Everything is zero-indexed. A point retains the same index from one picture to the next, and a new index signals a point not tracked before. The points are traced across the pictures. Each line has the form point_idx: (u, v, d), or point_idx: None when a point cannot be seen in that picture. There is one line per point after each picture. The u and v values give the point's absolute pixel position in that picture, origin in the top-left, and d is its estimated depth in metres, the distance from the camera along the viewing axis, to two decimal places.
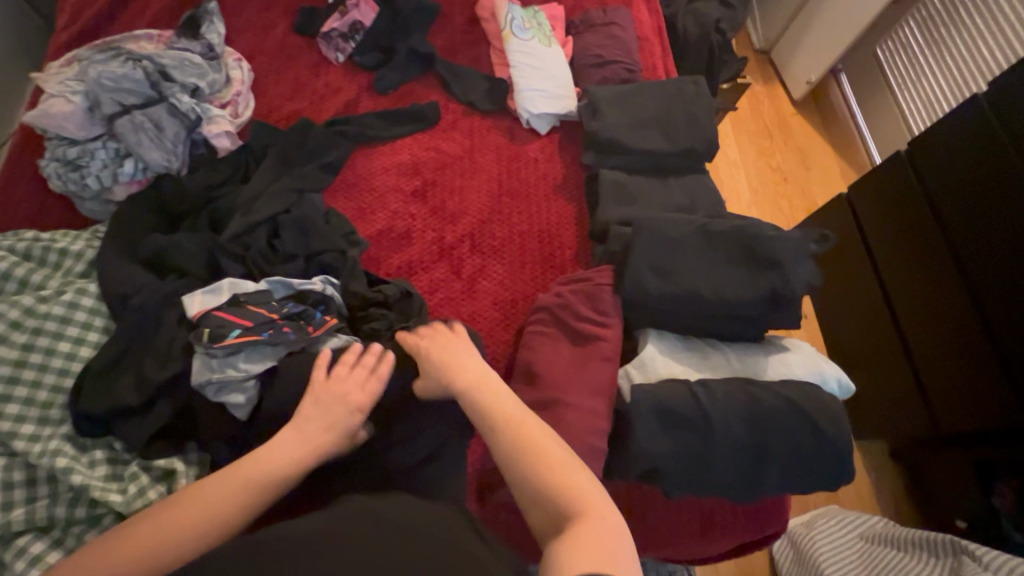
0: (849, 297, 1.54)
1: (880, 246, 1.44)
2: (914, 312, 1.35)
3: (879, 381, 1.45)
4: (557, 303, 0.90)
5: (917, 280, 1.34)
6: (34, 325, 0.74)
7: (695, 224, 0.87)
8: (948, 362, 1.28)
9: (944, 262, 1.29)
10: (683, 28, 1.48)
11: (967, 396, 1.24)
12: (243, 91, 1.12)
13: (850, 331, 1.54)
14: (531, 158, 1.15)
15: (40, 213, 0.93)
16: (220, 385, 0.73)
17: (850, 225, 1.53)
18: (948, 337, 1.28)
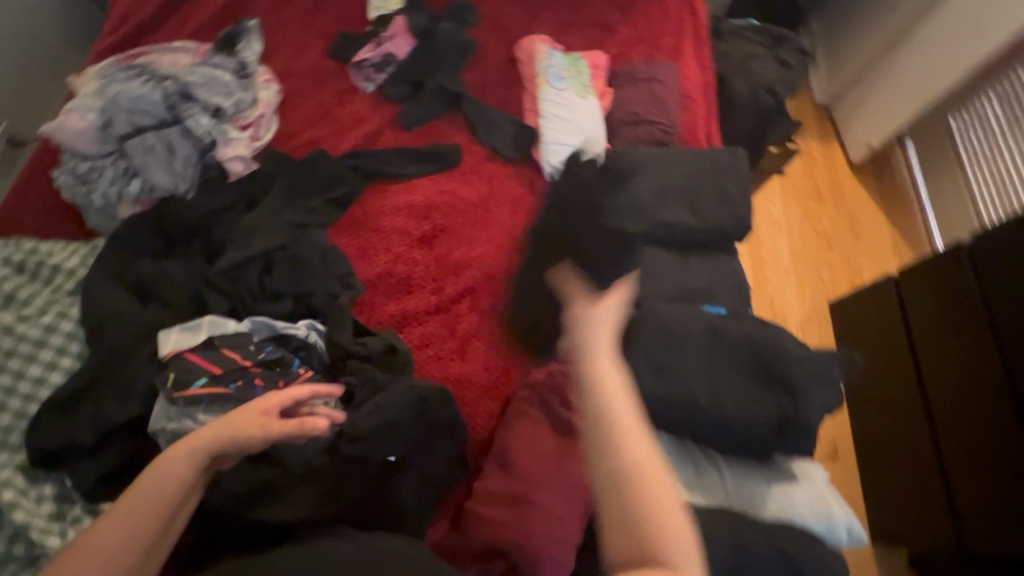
0: (883, 385, 1.41)
1: (921, 334, 1.31)
2: (941, 373, 1.25)
3: (903, 458, 1.33)
4: (547, 384, 0.84)
5: (962, 374, 1.21)
6: (8, 346, 0.74)
7: (706, 322, 0.79)
8: (984, 478, 1.14)
9: (986, 344, 1.16)
10: (734, 87, 1.39)
11: (996, 464, 1.12)
12: (266, 114, 1.11)
13: (880, 421, 1.41)
14: (548, 213, 1.09)
15: (48, 219, 0.94)
16: (174, 435, 0.72)
17: (891, 306, 1.40)
18: (987, 449, 1.14)
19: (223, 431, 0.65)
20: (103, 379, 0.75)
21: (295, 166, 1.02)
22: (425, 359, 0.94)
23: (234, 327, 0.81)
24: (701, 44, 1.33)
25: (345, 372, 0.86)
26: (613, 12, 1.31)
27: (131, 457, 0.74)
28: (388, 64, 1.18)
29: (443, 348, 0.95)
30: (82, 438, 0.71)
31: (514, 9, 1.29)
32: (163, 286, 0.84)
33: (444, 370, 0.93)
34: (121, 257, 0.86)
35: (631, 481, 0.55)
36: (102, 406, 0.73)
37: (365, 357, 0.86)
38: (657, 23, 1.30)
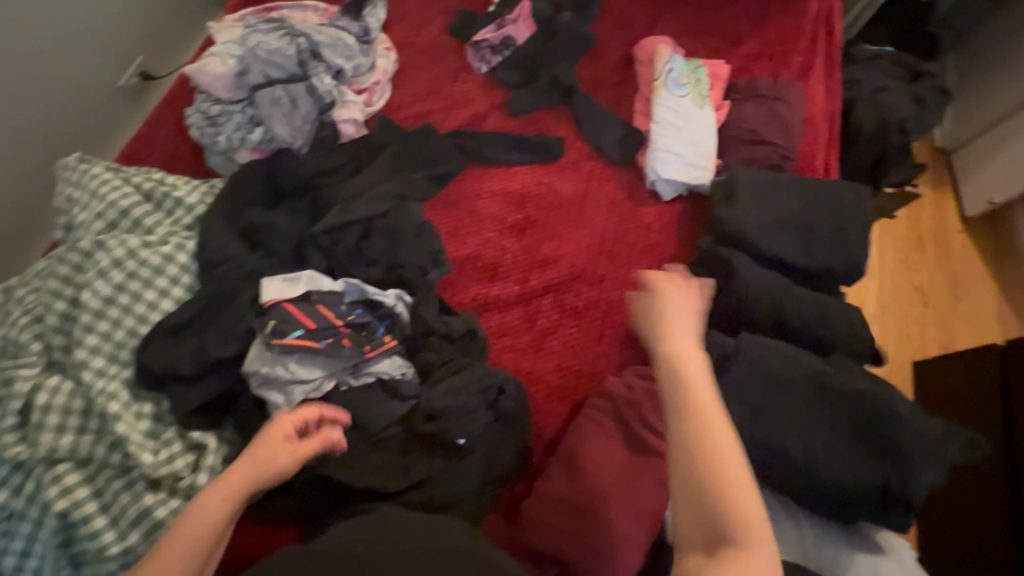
0: None
1: None
2: None
3: None
4: (623, 396, 0.81)
5: None
6: (130, 268, 0.79)
7: (811, 367, 0.73)
8: None
9: None
10: (860, 118, 1.29)
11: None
12: (382, 81, 1.13)
13: None
14: (645, 223, 1.05)
15: (174, 155, 1.00)
16: (265, 380, 0.75)
17: None
18: None
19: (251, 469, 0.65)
20: (208, 314, 0.79)
21: (402, 138, 1.04)
22: (500, 348, 0.94)
23: (330, 284, 0.83)
24: (833, 67, 1.24)
25: (424, 348, 0.86)
26: (744, 21, 1.24)
27: (223, 393, 0.78)
28: (504, 46, 1.17)
29: (519, 341, 0.94)
30: (184, 367, 0.75)
31: (639, 7, 1.25)
32: (271, 234, 0.87)
33: (518, 363, 0.93)
34: (235, 201, 0.89)
35: (709, 476, 0.52)
36: (205, 340, 0.77)
37: (446, 336, 0.87)
38: (790, 37, 1.22)
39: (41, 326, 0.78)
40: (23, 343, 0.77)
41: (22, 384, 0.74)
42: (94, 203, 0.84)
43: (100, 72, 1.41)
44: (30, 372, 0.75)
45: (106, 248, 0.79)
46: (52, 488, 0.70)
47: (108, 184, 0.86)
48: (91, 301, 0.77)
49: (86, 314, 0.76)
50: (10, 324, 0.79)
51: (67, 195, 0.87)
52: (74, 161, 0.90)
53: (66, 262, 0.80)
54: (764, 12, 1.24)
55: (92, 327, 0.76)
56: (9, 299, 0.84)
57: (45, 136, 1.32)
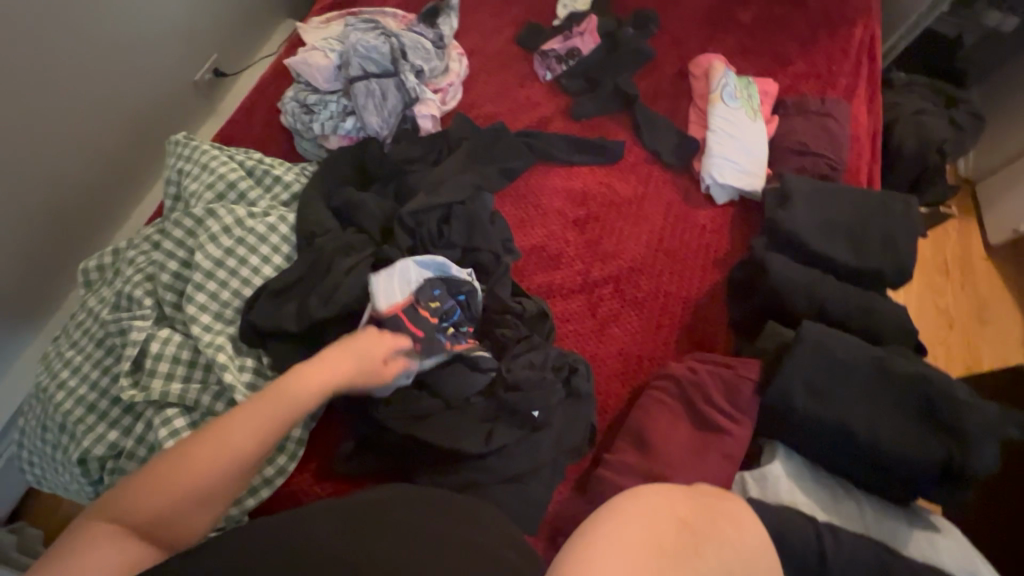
0: None
1: None
2: None
3: None
4: (689, 378, 0.85)
5: None
6: (239, 235, 0.85)
7: (872, 354, 0.78)
8: None
9: None
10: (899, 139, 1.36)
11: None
12: (455, 83, 1.21)
13: None
14: (700, 224, 1.12)
15: (267, 141, 1.08)
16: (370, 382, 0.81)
17: None
18: None
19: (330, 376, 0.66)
20: (307, 278, 0.85)
21: (477, 135, 1.11)
22: (565, 332, 0.99)
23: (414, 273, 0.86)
24: (875, 90, 1.31)
25: (500, 325, 0.92)
26: (792, 44, 1.32)
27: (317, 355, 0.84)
28: (570, 56, 1.25)
29: (583, 326, 1.00)
30: (286, 326, 0.81)
31: (694, 27, 1.33)
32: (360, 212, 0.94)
33: (581, 346, 0.98)
34: (328, 183, 0.97)
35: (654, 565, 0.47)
36: (301, 302, 0.83)
37: (519, 316, 0.94)
38: (836, 60, 1.30)
39: (154, 283, 0.85)
40: (137, 297, 0.83)
41: (137, 333, 0.80)
42: (203, 175, 0.91)
43: (179, 66, 1.51)
44: (143, 323, 0.81)
45: (217, 215, 0.86)
46: (163, 430, 0.75)
47: (215, 159, 0.93)
48: (203, 263, 0.83)
49: (198, 273, 0.83)
50: (124, 281, 0.85)
51: (176, 168, 0.94)
52: (182, 137, 0.98)
53: (179, 226, 0.87)
54: (812, 36, 1.32)
55: (202, 286, 0.83)
56: (117, 258, 0.91)
57: (128, 121, 1.42)
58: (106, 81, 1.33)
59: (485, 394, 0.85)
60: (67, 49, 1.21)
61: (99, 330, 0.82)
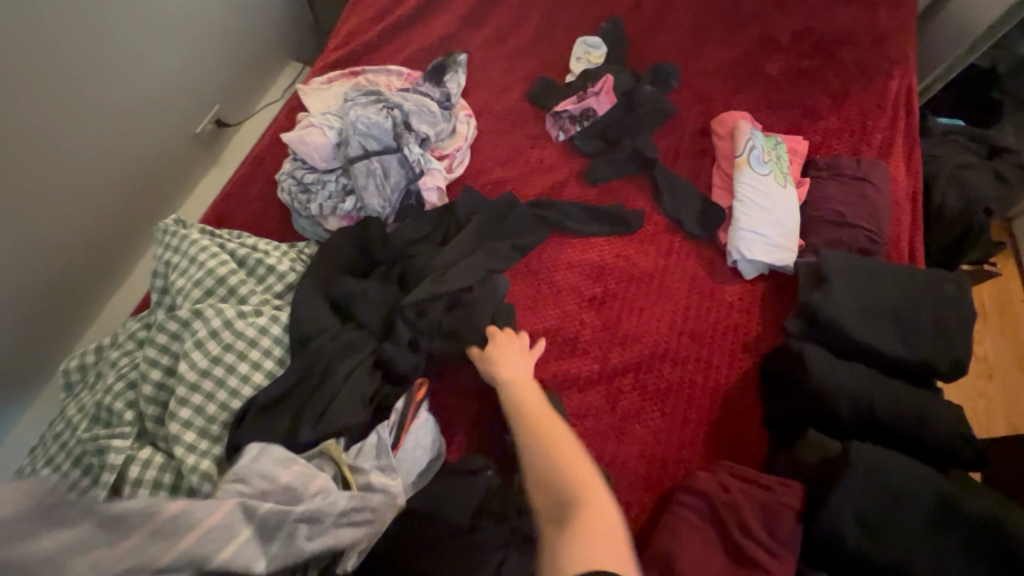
0: None
1: None
2: None
3: None
4: (722, 498, 0.76)
5: None
6: (227, 340, 0.79)
7: (931, 483, 0.70)
8: None
9: None
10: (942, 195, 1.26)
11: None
12: (463, 147, 1.13)
13: None
14: (726, 302, 1.03)
15: (263, 217, 1.02)
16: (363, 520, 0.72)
17: None
18: None
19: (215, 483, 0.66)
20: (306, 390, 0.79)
21: (486, 207, 1.04)
22: (581, 431, 0.91)
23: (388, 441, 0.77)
24: (915, 145, 1.21)
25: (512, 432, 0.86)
26: (823, 97, 1.23)
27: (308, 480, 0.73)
28: (585, 115, 1.18)
29: (601, 423, 0.92)
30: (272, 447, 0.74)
31: (717, 80, 1.25)
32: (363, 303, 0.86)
33: (599, 448, 0.90)
34: (326, 271, 0.90)
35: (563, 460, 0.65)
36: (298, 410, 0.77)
37: None
38: (871, 114, 1.20)
39: (135, 394, 0.78)
40: (118, 411, 0.77)
41: (115, 455, 0.73)
42: (192, 269, 0.86)
43: (184, 120, 1.45)
44: (121, 443, 0.74)
45: (204, 317, 0.79)
46: None
47: (205, 250, 0.87)
48: (188, 373, 0.77)
49: (182, 386, 0.76)
50: (104, 390, 0.79)
51: (164, 259, 0.88)
52: (170, 224, 0.92)
53: (165, 329, 0.80)
54: (845, 89, 1.23)
55: (186, 400, 0.76)
56: (101, 358, 0.85)
57: (134, 181, 1.35)
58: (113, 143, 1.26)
59: (496, 515, 0.77)
60: (72, 113, 1.15)
61: (75, 448, 0.76)
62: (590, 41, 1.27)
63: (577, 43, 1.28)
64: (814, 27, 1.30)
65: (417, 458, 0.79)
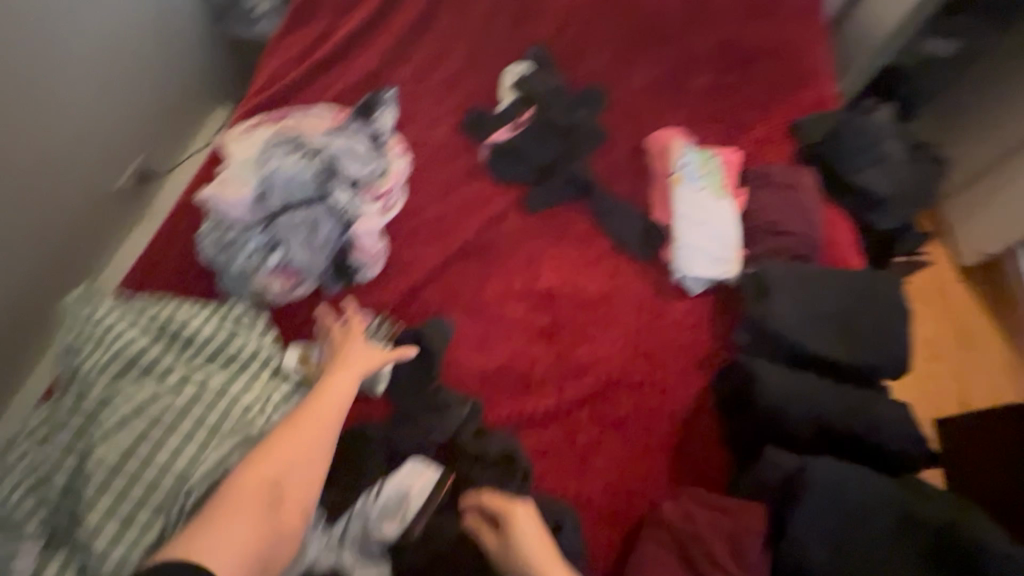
0: None
1: None
2: None
3: None
4: (688, 532, 0.74)
5: None
6: (148, 419, 0.73)
7: (890, 496, 0.70)
8: None
9: None
10: (901, 184, 1.26)
11: None
12: (397, 185, 1.09)
13: None
14: (675, 319, 1.02)
15: (184, 281, 0.95)
16: None
17: None
18: None
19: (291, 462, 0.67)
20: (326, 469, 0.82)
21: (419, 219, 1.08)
22: (542, 468, 0.88)
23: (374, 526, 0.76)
24: None
25: (469, 482, 0.82)
26: (749, 109, 1.26)
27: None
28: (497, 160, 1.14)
29: (562, 461, 0.89)
30: None
31: (646, 99, 1.27)
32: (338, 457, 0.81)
33: (562, 486, 0.87)
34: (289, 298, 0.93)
35: None
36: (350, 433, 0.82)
37: (480, 458, 0.83)
38: (795, 122, 1.24)
39: (46, 492, 0.71)
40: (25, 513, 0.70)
41: (21, 564, 0.66)
42: (102, 347, 0.79)
43: (102, 177, 1.36)
44: (32, 545, 0.67)
45: (120, 399, 0.74)
46: None
47: (116, 329, 0.82)
48: (99, 464, 0.70)
49: (90, 484, 0.69)
50: (10, 491, 0.72)
51: (73, 337, 0.82)
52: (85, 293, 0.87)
53: (73, 421, 0.75)
54: (769, 99, 1.27)
55: (100, 491, 0.69)
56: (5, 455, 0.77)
57: (44, 246, 1.24)
58: (11, 213, 1.14)
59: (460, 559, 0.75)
60: None
61: None
62: (519, 67, 1.26)
63: (506, 70, 1.26)
64: (733, 39, 1.32)
65: (398, 509, 0.77)
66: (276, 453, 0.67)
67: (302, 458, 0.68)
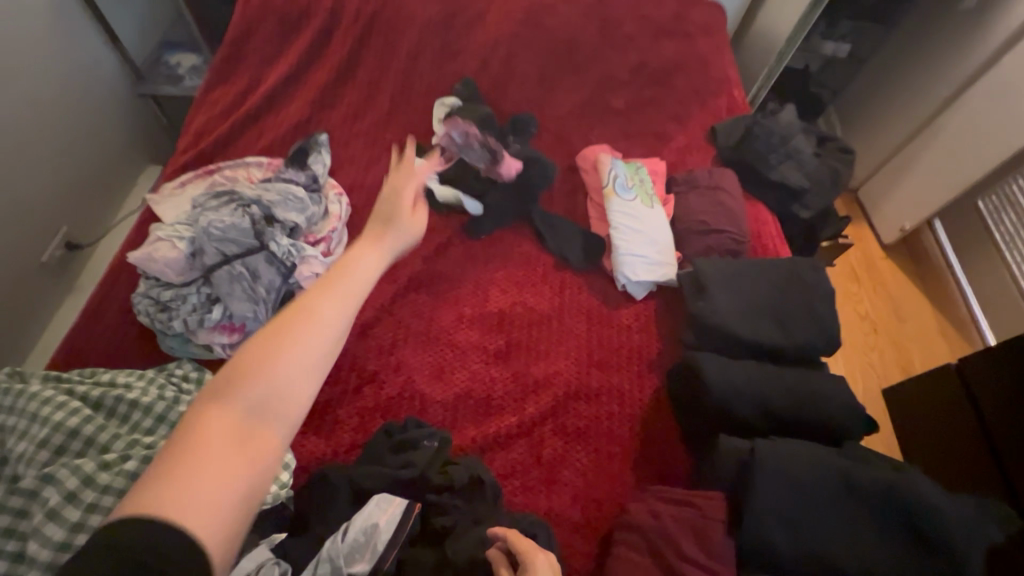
0: None
1: None
2: None
3: None
4: (656, 531, 0.75)
5: None
6: (88, 498, 0.69)
7: (835, 465, 0.74)
8: None
9: None
10: (814, 176, 1.35)
11: None
12: (338, 228, 1.10)
13: None
14: (623, 326, 1.06)
15: (122, 348, 0.92)
16: None
17: None
18: None
19: (224, 471, 0.47)
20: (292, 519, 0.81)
21: None
22: (511, 488, 0.89)
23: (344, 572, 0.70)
24: None
25: (437, 513, 0.80)
26: (668, 121, 1.35)
27: None
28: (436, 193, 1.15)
29: (529, 478, 0.90)
30: None
31: (573, 121, 1.33)
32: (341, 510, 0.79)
33: (532, 504, 0.87)
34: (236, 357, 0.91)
35: None
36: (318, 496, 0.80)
37: (447, 488, 0.82)
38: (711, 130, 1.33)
39: None
40: None
41: None
42: (34, 427, 0.75)
43: (28, 251, 1.31)
44: None
45: (57, 481, 0.70)
46: None
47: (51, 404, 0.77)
48: (40, 553, 0.66)
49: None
50: None
51: None
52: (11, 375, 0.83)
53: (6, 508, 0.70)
54: (685, 111, 1.36)
55: None
56: None
57: None
58: None
59: None
60: None
61: None
62: (448, 101, 1.30)
63: (436, 105, 1.30)
64: (646, 59, 1.41)
65: (368, 549, 0.72)
66: (222, 426, 0.49)
67: (255, 452, 0.50)
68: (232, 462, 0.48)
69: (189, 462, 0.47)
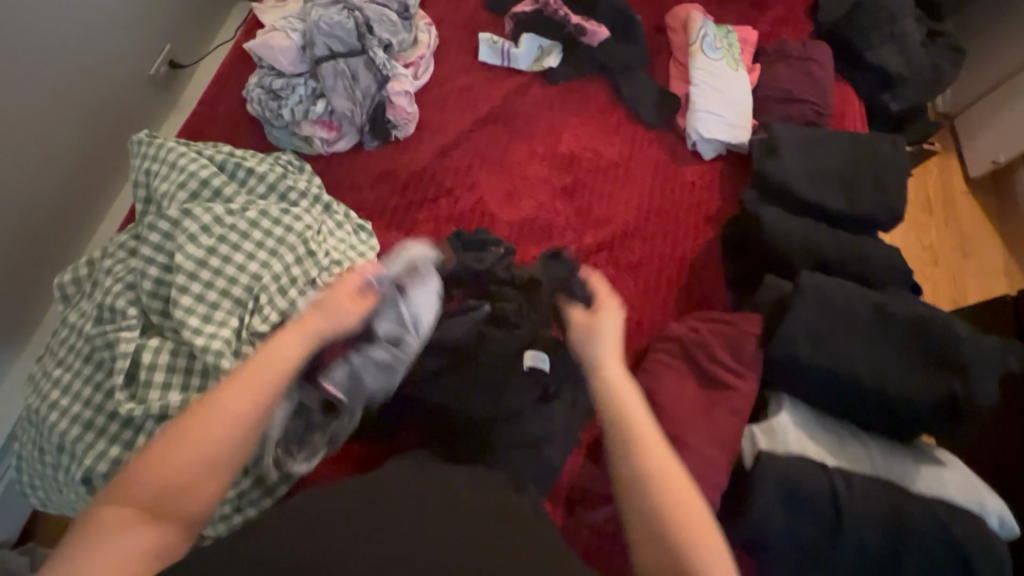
0: None
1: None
2: None
3: None
4: (692, 338, 0.85)
5: None
6: (220, 232, 0.83)
7: (871, 300, 0.81)
8: None
9: None
10: (913, 66, 1.29)
11: None
12: (426, 56, 1.14)
13: None
14: (688, 181, 1.10)
15: (234, 134, 1.03)
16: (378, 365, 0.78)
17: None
18: None
19: (185, 460, 0.54)
20: None
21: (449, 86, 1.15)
22: None
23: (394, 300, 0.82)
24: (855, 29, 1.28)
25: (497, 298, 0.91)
26: None
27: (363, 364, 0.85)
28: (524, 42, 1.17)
29: None
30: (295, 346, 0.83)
31: None
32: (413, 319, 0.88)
33: None
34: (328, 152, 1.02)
35: None
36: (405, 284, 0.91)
37: (509, 282, 0.92)
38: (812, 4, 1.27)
39: (136, 292, 0.82)
40: (121, 307, 0.81)
41: (127, 344, 0.78)
42: (173, 175, 0.88)
43: None
44: (131, 332, 0.79)
45: (195, 215, 0.83)
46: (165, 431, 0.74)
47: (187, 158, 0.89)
48: (186, 263, 0.81)
49: (176, 286, 0.80)
50: (104, 292, 0.82)
51: (144, 169, 0.91)
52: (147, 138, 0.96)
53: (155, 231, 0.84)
54: None
55: (186, 287, 0.80)
56: (92, 270, 0.88)
57: None
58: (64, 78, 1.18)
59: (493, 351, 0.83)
60: None
61: (85, 346, 0.80)
62: None
63: None
64: None
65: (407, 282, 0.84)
66: (184, 440, 0.54)
67: (213, 446, 0.55)
68: (190, 470, 0.54)
69: (176, 461, 0.54)
